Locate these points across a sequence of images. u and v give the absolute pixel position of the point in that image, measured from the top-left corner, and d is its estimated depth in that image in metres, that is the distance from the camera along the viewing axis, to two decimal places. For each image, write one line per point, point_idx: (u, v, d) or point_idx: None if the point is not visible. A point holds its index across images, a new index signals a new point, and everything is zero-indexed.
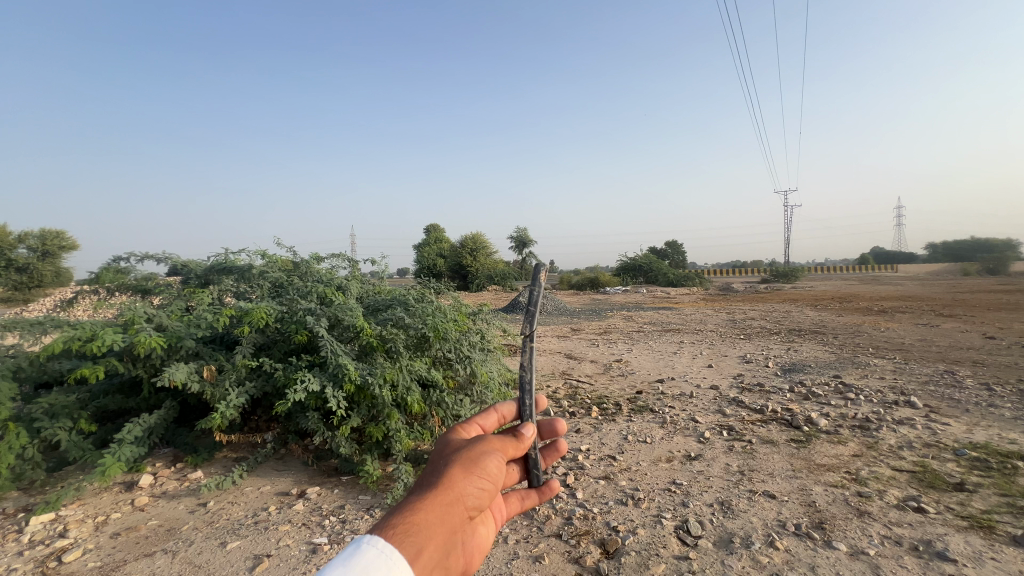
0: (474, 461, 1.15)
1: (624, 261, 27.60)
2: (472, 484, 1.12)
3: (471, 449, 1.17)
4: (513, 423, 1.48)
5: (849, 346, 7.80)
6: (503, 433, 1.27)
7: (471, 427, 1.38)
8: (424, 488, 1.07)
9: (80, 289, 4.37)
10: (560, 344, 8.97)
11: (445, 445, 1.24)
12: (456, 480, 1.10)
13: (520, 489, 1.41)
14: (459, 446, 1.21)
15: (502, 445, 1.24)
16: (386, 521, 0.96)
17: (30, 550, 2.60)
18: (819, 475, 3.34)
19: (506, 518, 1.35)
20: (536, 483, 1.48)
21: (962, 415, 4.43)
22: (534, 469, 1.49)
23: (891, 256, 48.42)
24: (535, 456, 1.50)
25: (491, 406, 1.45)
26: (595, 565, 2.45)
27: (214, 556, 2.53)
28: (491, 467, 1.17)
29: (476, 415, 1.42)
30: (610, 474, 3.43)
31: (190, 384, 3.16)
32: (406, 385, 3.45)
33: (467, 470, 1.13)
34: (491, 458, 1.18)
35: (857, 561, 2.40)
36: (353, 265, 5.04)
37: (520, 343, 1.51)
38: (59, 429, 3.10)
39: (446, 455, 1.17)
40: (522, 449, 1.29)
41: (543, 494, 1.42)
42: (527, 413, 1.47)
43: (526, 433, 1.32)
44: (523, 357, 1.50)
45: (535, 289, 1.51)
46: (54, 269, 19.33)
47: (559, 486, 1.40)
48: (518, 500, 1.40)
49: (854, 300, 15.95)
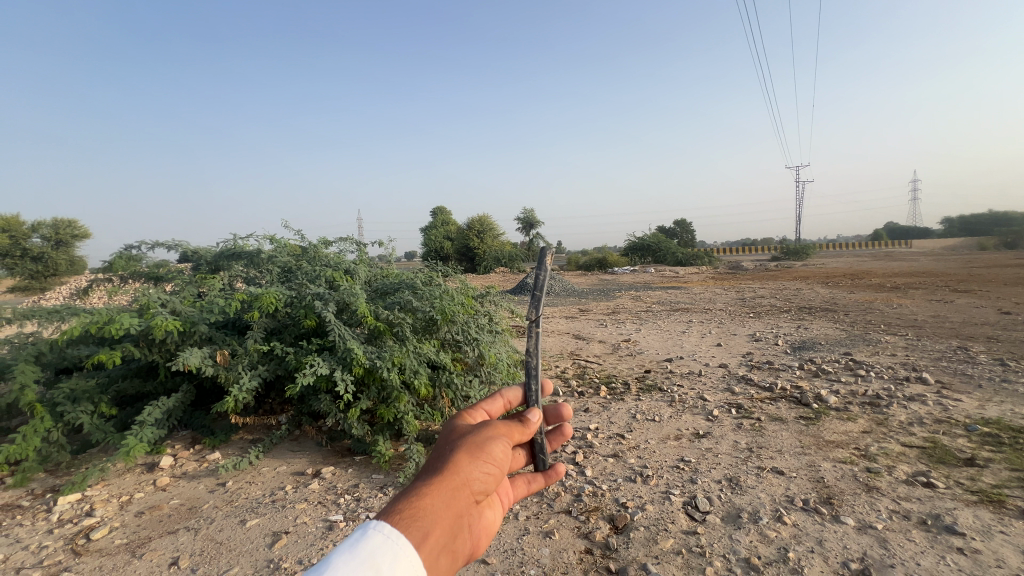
0: (479, 445, 1.17)
1: (633, 241, 27.46)
2: (479, 469, 1.14)
3: (476, 434, 1.19)
4: (518, 407, 1.49)
5: (860, 323, 7.73)
6: (510, 418, 1.29)
7: (477, 412, 1.40)
8: (430, 473, 1.09)
9: (94, 277, 4.44)
10: (568, 324, 9.02)
11: (451, 430, 1.26)
12: (462, 465, 1.12)
13: (526, 473, 1.43)
14: (465, 431, 1.23)
15: (508, 430, 1.26)
16: (392, 507, 0.97)
17: (60, 528, 2.70)
18: (829, 451, 3.36)
19: (513, 501, 1.39)
20: (543, 466, 1.50)
21: (974, 390, 4.41)
22: (541, 453, 1.50)
23: (906, 231, 47.46)
24: (541, 441, 1.52)
25: (497, 391, 1.46)
26: (604, 539, 2.49)
27: (234, 533, 2.62)
28: (496, 452, 1.19)
29: (482, 399, 1.43)
30: (619, 452, 3.47)
31: (204, 368, 3.22)
32: (415, 368, 3.48)
33: (473, 455, 1.15)
34: (497, 443, 1.20)
35: (865, 535, 2.43)
36: (361, 249, 5.07)
37: (525, 327, 1.51)
38: (81, 413, 3.19)
39: (452, 440, 1.19)
40: (529, 433, 1.32)
41: (549, 477, 1.46)
42: (532, 398, 1.48)
43: (533, 418, 1.34)
44: (528, 342, 1.51)
45: (540, 274, 1.50)
46: (68, 257, 19.56)
47: (565, 469, 1.44)
48: (525, 484, 1.43)
49: (867, 277, 15.72)
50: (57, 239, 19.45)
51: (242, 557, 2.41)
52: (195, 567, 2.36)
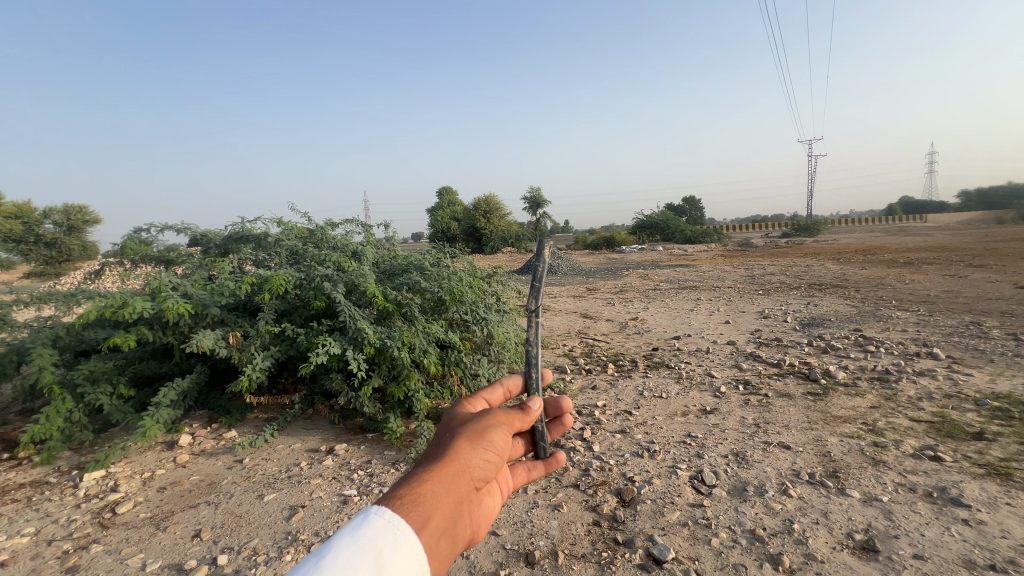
0: (480, 433, 1.19)
1: (640, 219, 27.28)
2: (479, 456, 1.17)
3: (477, 422, 1.21)
4: (519, 396, 1.52)
5: (872, 299, 7.65)
6: (511, 406, 1.32)
7: (478, 400, 1.42)
8: (430, 460, 1.12)
9: (107, 262, 4.50)
10: (575, 302, 9.06)
11: (451, 418, 1.28)
12: (463, 452, 1.14)
13: (526, 461, 1.46)
14: (465, 419, 1.25)
15: (508, 419, 1.28)
16: (393, 492, 0.99)
17: (87, 503, 2.81)
18: (836, 426, 3.37)
19: (513, 488, 1.41)
20: (543, 454, 1.52)
21: (986, 364, 4.38)
22: (541, 441, 1.53)
23: (921, 206, 46.50)
24: (541, 429, 1.54)
25: (497, 381, 1.49)
26: (612, 512, 2.55)
27: (253, 507, 2.71)
28: (496, 440, 1.22)
29: (483, 389, 1.45)
30: (627, 428, 3.51)
31: (218, 349, 3.28)
32: (424, 348, 3.52)
33: (473, 443, 1.17)
34: (497, 431, 1.23)
35: (870, 507, 2.46)
36: (368, 230, 5.10)
37: (526, 318, 1.52)
38: (101, 393, 3.27)
39: (452, 428, 1.22)
40: (529, 422, 1.34)
41: (549, 465, 1.48)
42: (533, 386, 1.51)
43: (533, 406, 1.37)
44: (529, 332, 1.52)
45: (539, 264, 1.50)
46: (81, 243, 19.88)
47: (565, 457, 1.46)
48: (525, 471, 1.45)
49: (881, 252, 15.46)
50: (69, 225, 19.83)
51: (261, 530, 2.50)
52: (217, 539, 2.46)
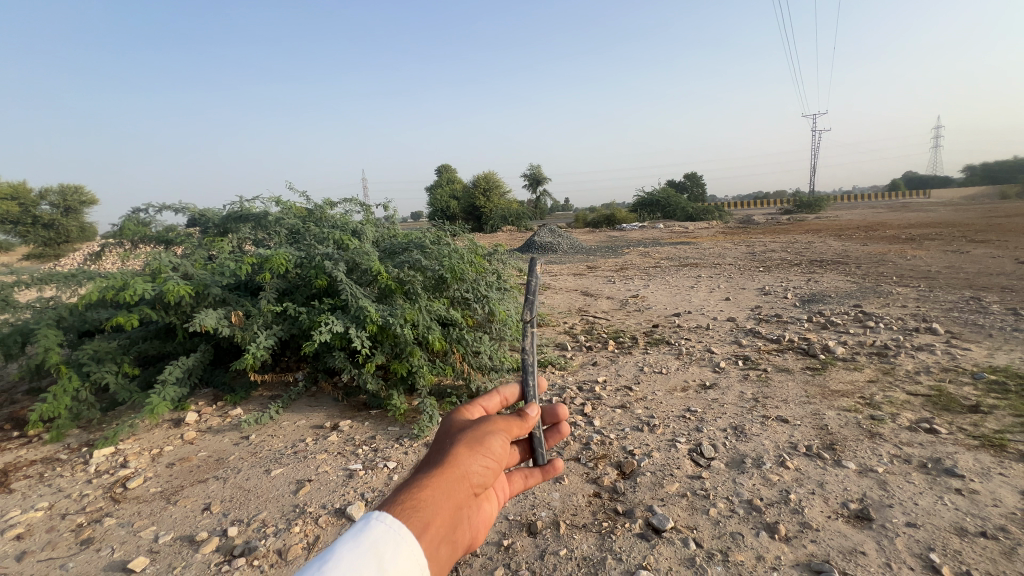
0: (479, 440, 1.22)
1: (641, 197, 27.03)
2: (478, 462, 1.19)
3: (476, 429, 1.23)
4: (516, 404, 1.51)
5: (872, 275, 7.65)
6: (509, 412, 1.34)
7: (475, 407, 1.42)
8: (430, 466, 1.13)
9: (106, 242, 4.49)
10: (576, 280, 9.05)
11: (451, 423, 1.30)
12: (462, 458, 1.17)
13: (524, 468, 1.46)
14: (464, 425, 1.27)
15: (507, 425, 1.30)
16: (394, 497, 1.01)
17: (98, 478, 2.87)
18: (834, 400, 3.41)
19: (510, 495, 1.42)
20: (541, 460, 1.54)
21: (984, 339, 4.41)
22: (538, 448, 1.55)
23: (925, 181, 46.01)
24: (539, 436, 1.57)
25: (495, 388, 1.49)
26: (613, 484, 2.60)
27: (261, 481, 2.77)
28: (495, 446, 1.24)
29: (479, 396, 1.45)
30: (627, 403, 3.55)
31: (221, 328, 3.30)
32: (427, 325, 3.53)
33: (472, 449, 1.20)
34: (496, 437, 1.25)
35: (865, 477, 2.51)
36: (367, 209, 5.06)
37: (521, 328, 1.52)
38: (106, 372, 3.31)
39: (451, 434, 1.24)
40: (527, 429, 1.36)
41: (546, 473, 1.44)
42: (529, 394, 1.54)
43: (531, 413, 1.39)
44: (523, 342, 1.53)
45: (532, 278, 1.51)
46: (79, 224, 19.77)
47: (562, 465, 1.42)
48: (522, 479, 1.45)
49: (884, 229, 15.31)
50: (64, 206, 19.72)
51: (269, 503, 2.56)
52: (226, 512, 2.52)
